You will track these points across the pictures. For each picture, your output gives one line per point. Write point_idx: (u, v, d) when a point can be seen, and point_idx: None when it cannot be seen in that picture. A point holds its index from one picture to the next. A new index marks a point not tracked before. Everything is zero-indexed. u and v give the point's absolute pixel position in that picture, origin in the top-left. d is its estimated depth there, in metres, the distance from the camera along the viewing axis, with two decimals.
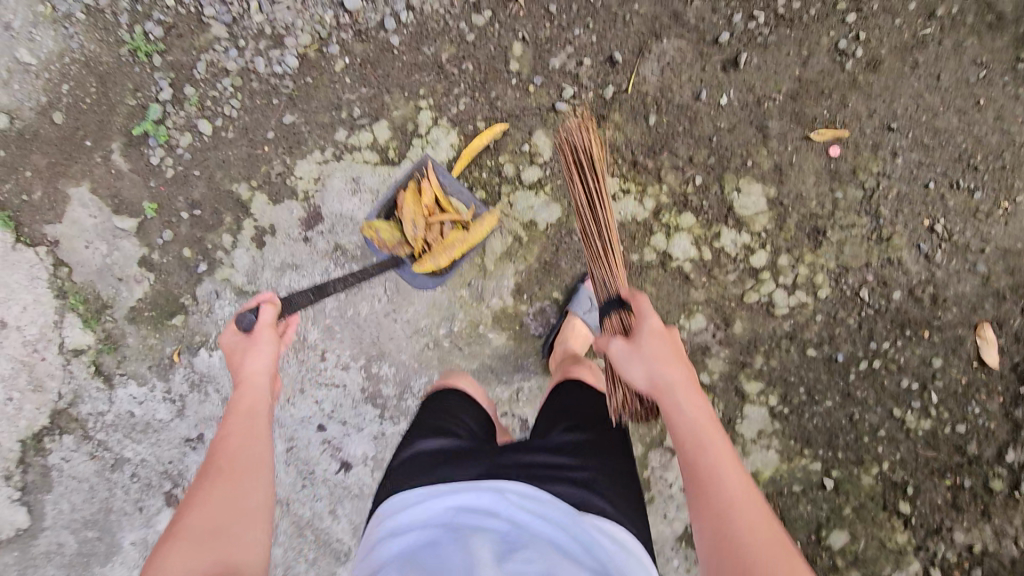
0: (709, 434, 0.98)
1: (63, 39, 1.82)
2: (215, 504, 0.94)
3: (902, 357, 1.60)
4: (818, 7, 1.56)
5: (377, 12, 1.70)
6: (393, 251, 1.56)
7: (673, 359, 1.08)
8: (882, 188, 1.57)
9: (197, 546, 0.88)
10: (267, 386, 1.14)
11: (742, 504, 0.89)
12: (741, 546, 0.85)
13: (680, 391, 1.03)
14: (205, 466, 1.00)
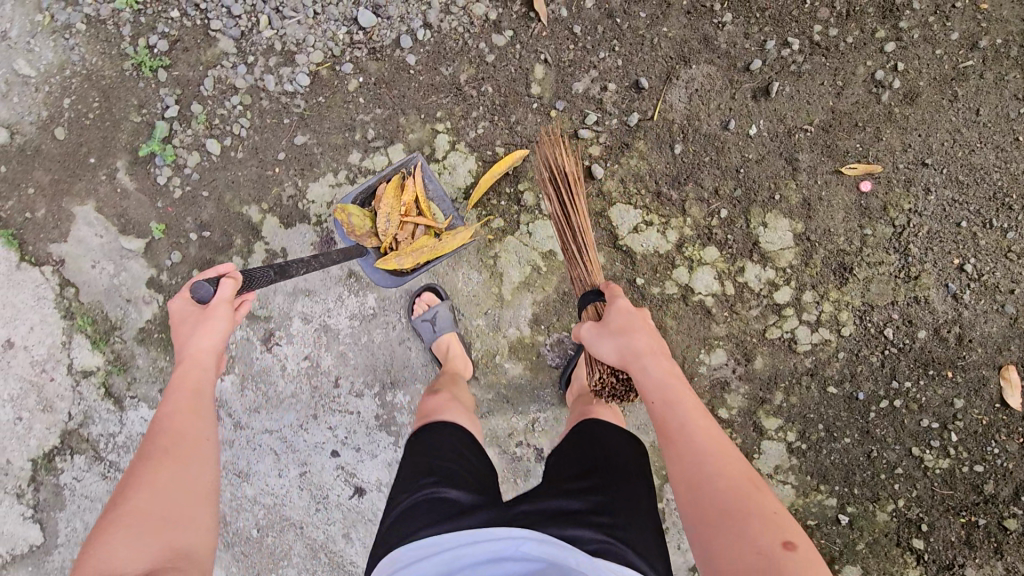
0: (677, 393, 1.09)
1: (63, 51, 1.76)
2: (162, 489, 1.03)
3: (924, 396, 1.59)
4: (856, 35, 1.49)
5: (393, 30, 1.63)
6: (360, 240, 1.52)
7: (640, 330, 1.19)
8: (913, 225, 1.53)
9: (142, 531, 0.97)
10: (213, 364, 1.22)
11: (707, 445, 1.00)
12: (711, 486, 0.94)
13: (646, 356, 1.14)
14: (146, 448, 1.08)
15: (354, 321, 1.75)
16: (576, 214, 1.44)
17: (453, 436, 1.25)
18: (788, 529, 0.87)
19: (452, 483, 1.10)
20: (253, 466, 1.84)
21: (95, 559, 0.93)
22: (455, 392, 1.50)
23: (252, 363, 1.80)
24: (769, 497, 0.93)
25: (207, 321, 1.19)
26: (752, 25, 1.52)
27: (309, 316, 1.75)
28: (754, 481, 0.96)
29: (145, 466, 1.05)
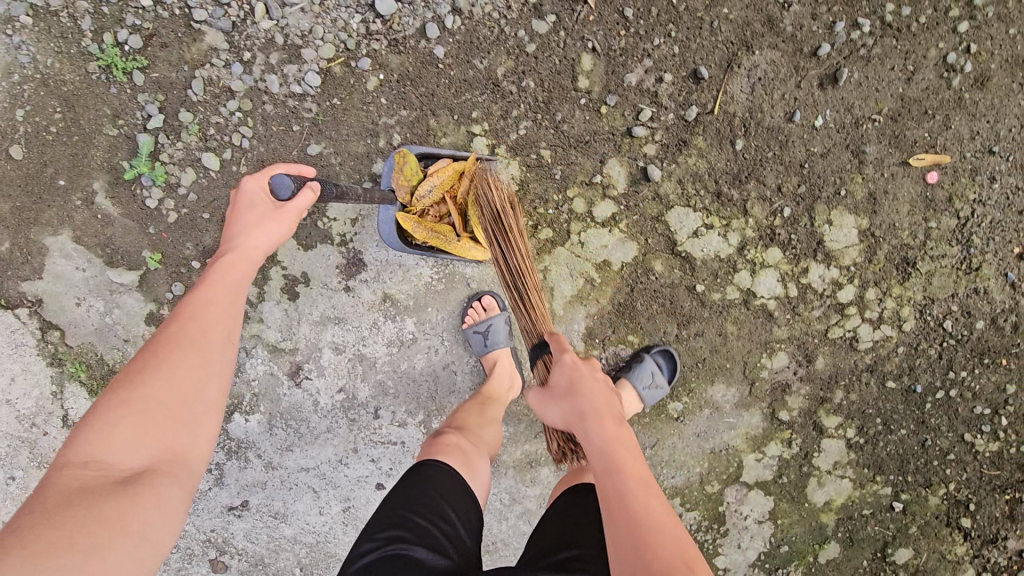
0: (616, 456, 1.01)
1: (8, 50, 1.46)
2: (175, 382, 0.89)
3: (978, 384, 1.59)
4: (928, 14, 1.38)
5: (416, 17, 1.42)
6: (396, 188, 1.36)
7: (584, 387, 1.14)
8: (977, 216, 1.48)
9: (142, 421, 0.85)
10: (257, 261, 1.09)
11: (641, 509, 0.92)
12: (640, 556, 0.85)
13: (590, 418, 1.08)
14: (173, 327, 0.94)
15: (391, 348, 1.60)
16: (513, 256, 1.35)
17: (440, 484, 1.08)
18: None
19: (422, 543, 0.97)
20: (289, 506, 1.70)
21: (89, 435, 0.82)
22: (472, 425, 1.34)
23: (280, 400, 1.63)
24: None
25: (271, 218, 1.09)
26: (819, 4, 1.39)
27: (341, 345, 1.60)
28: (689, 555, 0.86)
29: (165, 352, 0.91)
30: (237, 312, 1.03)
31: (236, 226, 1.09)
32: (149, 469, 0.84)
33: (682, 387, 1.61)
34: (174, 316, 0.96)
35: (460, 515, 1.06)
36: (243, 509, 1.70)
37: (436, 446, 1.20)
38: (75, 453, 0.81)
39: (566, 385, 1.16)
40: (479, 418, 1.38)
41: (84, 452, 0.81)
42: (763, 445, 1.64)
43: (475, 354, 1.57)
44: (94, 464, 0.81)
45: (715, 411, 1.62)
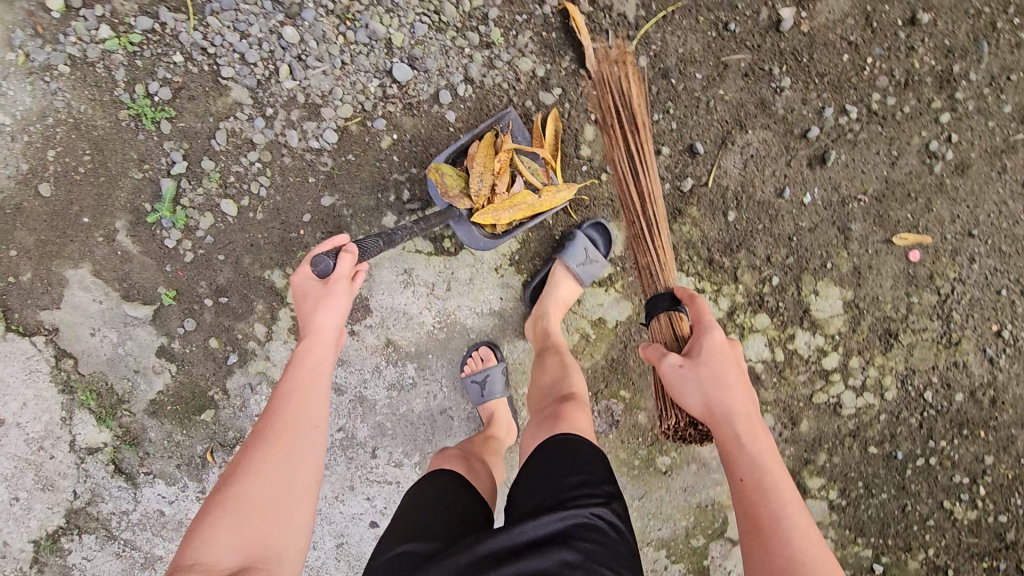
0: (771, 466, 1.02)
1: (43, 95, 1.54)
2: (264, 478, 1.00)
3: (957, 454, 1.63)
4: (913, 104, 1.47)
5: (430, 83, 1.51)
6: (452, 201, 1.40)
7: (734, 382, 1.12)
8: (957, 293, 1.55)
9: (238, 520, 0.95)
10: (333, 340, 1.19)
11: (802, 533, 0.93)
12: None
13: (740, 419, 1.08)
14: (263, 425, 1.07)
15: (391, 392, 1.65)
16: (647, 177, 1.51)
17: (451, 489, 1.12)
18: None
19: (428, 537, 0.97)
20: None
21: (197, 537, 0.93)
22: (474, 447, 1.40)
23: None
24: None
25: (326, 296, 1.15)
26: (810, 90, 1.48)
27: (343, 387, 1.65)
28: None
29: (254, 449, 1.03)
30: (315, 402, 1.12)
31: (301, 313, 1.18)
32: (246, 566, 0.93)
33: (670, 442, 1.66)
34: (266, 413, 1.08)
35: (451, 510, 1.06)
36: None
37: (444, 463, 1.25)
38: (184, 555, 0.91)
39: (713, 375, 1.14)
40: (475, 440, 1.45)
41: (192, 553, 0.92)
42: None
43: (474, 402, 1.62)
44: (199, 563, 0.90)
45: (701, 466, 1.67)
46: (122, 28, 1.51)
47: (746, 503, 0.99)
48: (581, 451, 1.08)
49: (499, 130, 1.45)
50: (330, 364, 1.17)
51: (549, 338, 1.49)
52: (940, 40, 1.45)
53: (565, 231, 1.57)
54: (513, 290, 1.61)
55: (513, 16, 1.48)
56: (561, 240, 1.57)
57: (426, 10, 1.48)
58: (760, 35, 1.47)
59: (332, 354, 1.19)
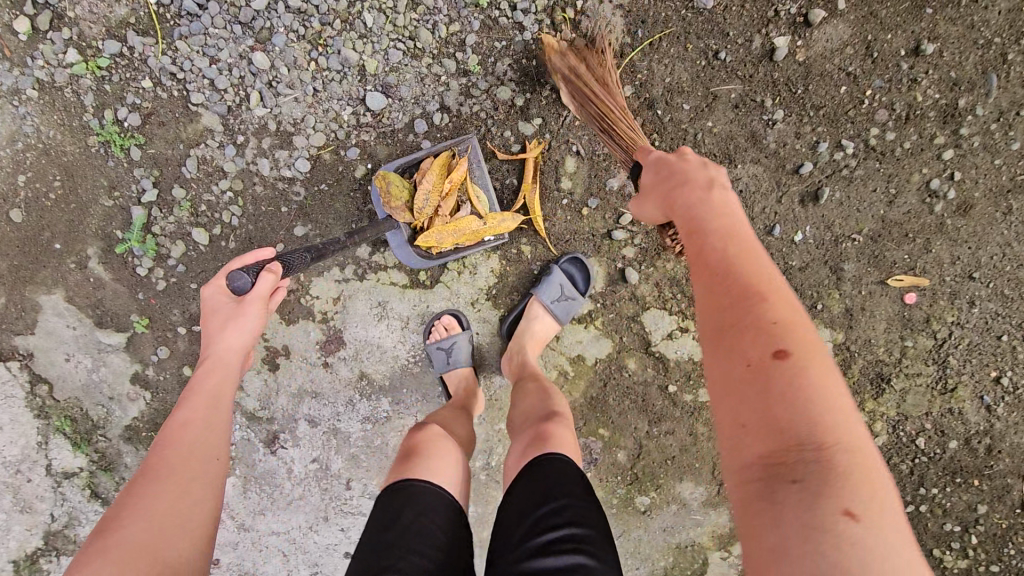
0: (703, 216, 0.91)
1: (12, 120, 1.51)
2: (160, 508, 0.89)
3: (949, 502, 1.55)
4: (914, 140, 1.40)
5: (405, 112, 1.46)
6: (392, 212, 1.37)
7: (674, 167, 1.03)
8: (954, 337, 1.47)
9: (127, 562, 0.81)
10: (237, 365, 1.15)
11: (730, 264, 0.82)
12: (719, 308, 0.79)
13: (675, 189, 0.99)
14: (156, 459, 0.97)
15: (366, 425, 1.61)
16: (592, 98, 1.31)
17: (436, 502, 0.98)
18: (794, 341, 0.72)
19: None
20: (259, 567, 1.71)
21: None
22: (454, 426, 1.25)
23: (254, 466, 1.65)
24: (784, 309, 0.75)
25: (238, 315, 1.13)
26: (804, 124, 1.41)
27: (316, 419, 1.61)
28: (773, 298, 0.77)
29: (146, 482, 0.93)
30: (219, 425, 1.07)
31: (206, 336, 1.15)
32: None
33: (650, 482, 1.60)
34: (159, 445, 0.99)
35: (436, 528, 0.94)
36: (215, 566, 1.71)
37: (424, 454, 1.07)
38: None
39: (653, 180, 1.06)
40: (461, 421, 1.30)
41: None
42: (729, 544, 1.63)
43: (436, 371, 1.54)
44: None
45: (681, 507, 1.61)
46: (89, 51, 1.47)
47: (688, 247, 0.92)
48: (572, 477, 0.95)
49: (457, 153, 1.42)
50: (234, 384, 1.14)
51: (527, 365, 1.41)
52: (945, 71, 1.37)
53: (542, 265, 1.52)
54: (490, 325, 1.57)
55: (492, 42, 1.42)
56: (538, 274, 1.52)
57: (401, 36, 1.43)
58: (753, 64, 1.40)
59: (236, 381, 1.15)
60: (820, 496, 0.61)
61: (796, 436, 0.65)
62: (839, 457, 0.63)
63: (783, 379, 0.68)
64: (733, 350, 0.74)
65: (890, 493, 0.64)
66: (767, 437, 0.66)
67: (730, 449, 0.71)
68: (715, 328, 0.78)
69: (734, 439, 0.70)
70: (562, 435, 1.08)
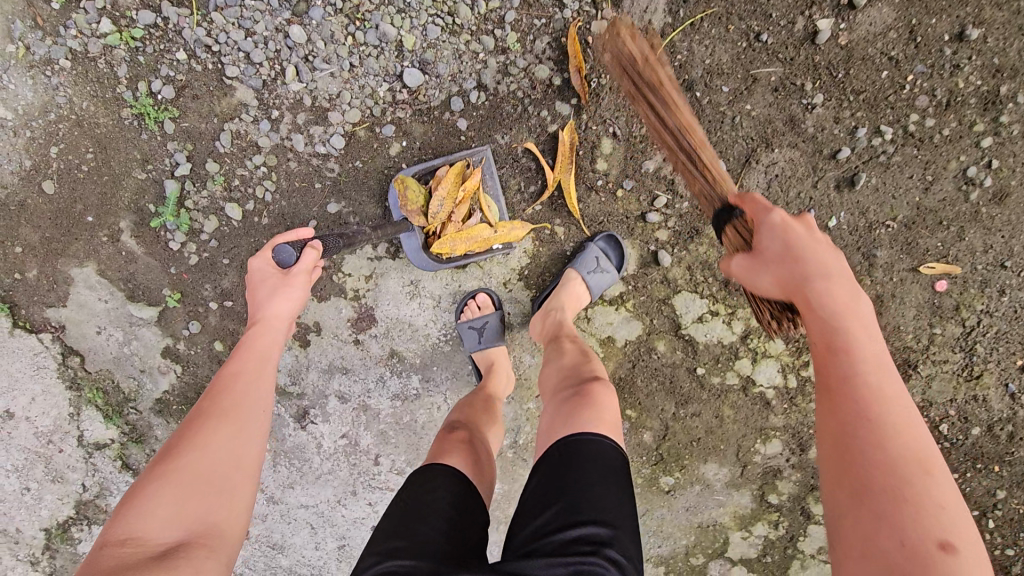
0: (853, 337, 0.86)
1: (46, 90, 1.50)
2: (207, 449, 0.94)
3: (968, 487, 1.57)
4: (953, 126, 1.40)
5: (442, 90, 1.45)
6: (408, 216, 1.42)
7: (809, 253, 0.95)
8: (983, 325, 1.48)
9: (178, 494, 0.89)
10: (283, 331, 1.15)
11: (884, 409, 0.80)
12: (872, 454, 0.77)
13: (815, 281, 0.91)
14: (206, 402, 1.00)
15: (396, 402, 1.63)
16: (670, 112, 1.40)
17: (446, 487, 0.96)
18: (949, 527, 0.71)
19: (414, 551, 0.84)
20: (287, 539, 1.72)
21: (126, 515, 0.86)
22: (475, 421, 1.24)
23: (284, 440, 1.66)
24: (938, 485, 0.74)
25: (283, 286, 1.11)
26: (843, 109, 1.41)
27: (346, 395, 1.63)
28: (926, 465, 0.75)
29: (195, 422, 0.97)
30: (264, 378, 1.08)
31: (254, 302, 1.13)
32: (180, 543, 0.86)
33: (675, 463, 1.62)
34: (211, 390, 1.02)
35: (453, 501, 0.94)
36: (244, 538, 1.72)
37: (443, 448, 1.09)
38: (115, 531, 0.85)
39: (776, 254, 0.98)
40: (484, 412, 1.30)
41: (125, 526, 0.86)
42: (750, 524, 1.66)
43: (467, 350, 1.56)
44: (132, 540, 0.84)
45: (705, 488, 1.63)
46: (123, 21, 1.46)
47: (823, 372, 0.87)
48: (601, 463, 0.90)
49: (471, 163, 1.45)
50: (277, 348, 1.13)
51: (563, 328, 1.40)
52: (989, 57, 1.37)
53: (577, 244, 1.53)
54: (521, 305, 1.59)
55: (531, 19, 1.41)
56: (572, 255, 1.53)
57: (438, 12, 1.42)
58: (795, 47, 1.39)
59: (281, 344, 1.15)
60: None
61: None
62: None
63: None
64: (884, 523, 0.72)
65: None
66: None
67: None
68: (860, 486, 0.76)
69: None
70: (599, 405, 1.03)
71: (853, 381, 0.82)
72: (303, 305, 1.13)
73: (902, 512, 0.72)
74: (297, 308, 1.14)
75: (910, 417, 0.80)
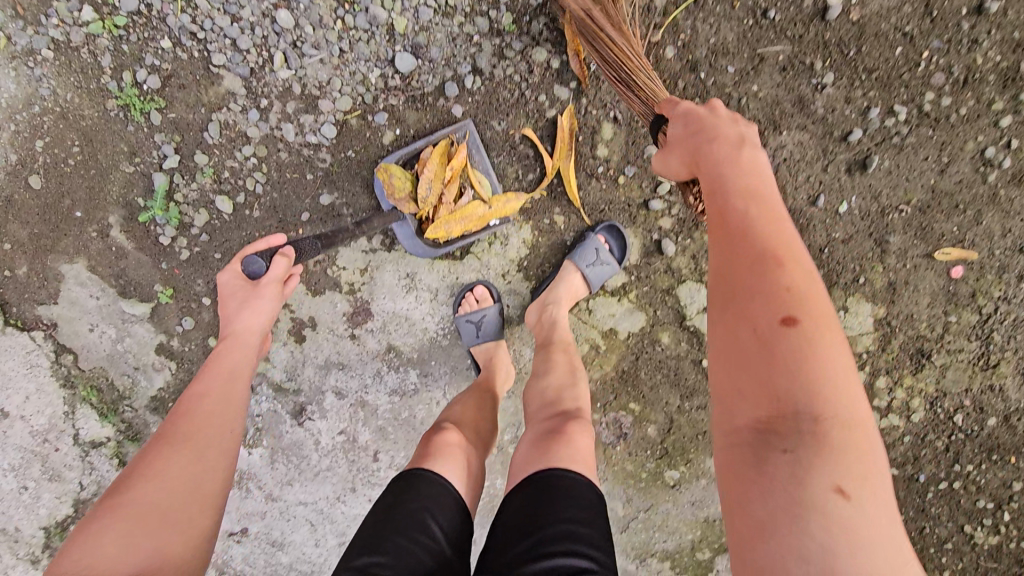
0: (733, 175, 0.88)
1: (29, 81, 1.46)
2: (165, 475, 0.89)
3: (984, 479, 1.52)
4: (970, 105, 1.34)
5: (436, 75, 1.40)
6: (397, 204, 1.38)
7: (702, 120, 0.98)
8: (1000, 313, 1.42)
9: (129, 522, 0.83)
10: (256, 345, 1.13)
11: (757, 227, 0.80)
12: (738, 267, 0.77)
13: (707, 145, 0.93)
14: (169, 424, 0.97)
15: (394, 398, 1.60)
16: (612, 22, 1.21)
17: (433, 497, 0.93)
18: (803, 310, 0.72)
19: (395, 567, 0.82)
20: (287, 536, 1.70)
21: (73, 548, 0.80)
22: (470, 420, 1.20)
23: (281, 437, 1.63)
24: (800, 280, 0.75)
25: (254, 295, 1.09)
26: (855, 88, 1.35)
27: (343, 391, 1.59)
28: (790, 264, 0.76)
29: (157, 445, 0.93)
30: (235, 396, 1.04)
31: (226, 315, 1.11)
32: None
33: (680, 456, 1.58)
34: (175, 412, 0.99)
35: (434, 520, 0.90)
36: (243, 535, 1.70)
37: (434, 446, 1.04)
38: (60, 568, 0.78)
39: (679, 127, 1.01)
40: (481, 411, 1.26)
41: (67, 568, 0.78)
42: None
43: (465, 343, 1.52)
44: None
45: (711, 481, 1.60)
46: (105, 9, 1.41)
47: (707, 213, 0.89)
48: (580, 496, 0.87)
49: (455, 140, 1.40)
50: (251, 365, 1.11)
51: (555, 333, 1.37)
52: (1009, 32, 1.30)
53: (576, 234, 1.48)
54: (520, 297, 1.54)
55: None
56: (572, 245, 1.48)
57: None
58: (804, 23, 1.33)
59: (253, 361, 1.13)
60: (812, 475, 0.65)
61: (789, 404, 0.67)
62: (831, 431, 0.66)
63: (789, 351, 0.70)
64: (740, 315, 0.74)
65: (867, 453, 0.67)
66: (764, 409, 0.69)
67: (724, 413, 0.74)
68: (726, 299, 0.77)
69: (729, 402, 0.73)
70: (574, 440, 0.99)
71: (727, 211, 0.83)
72: (275, 317, 1.12)
73: (758, 300, 0.73)
74: (271, 319, 1.13)
75: (779, 223, 0.81)
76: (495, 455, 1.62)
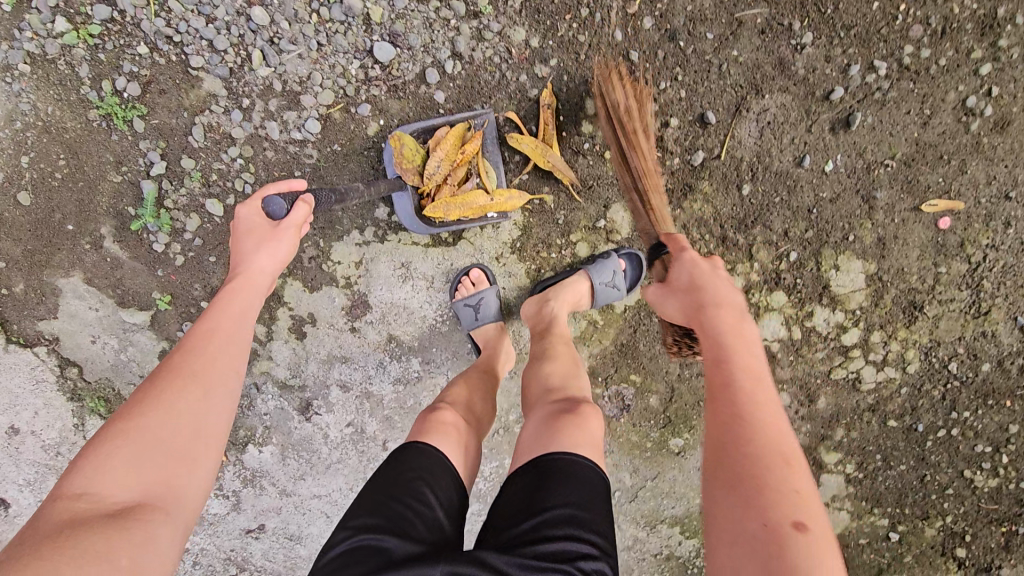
0: (732, 345, 0.89)
1: (8, 97, 1.45)
2: (175, 413, 0.89)
3: (981, 424, 1.55)
4: (950, 56, 1.34)
5: (416, 62, 1.40)
6: (402, 174, 1.35)
7: (707, 281, 1.00)
8: (989, 260, 1.44)
9: (140, 449, 0.84)
10: (262, 292, 1.11)
11: (760, 416, 0.81)
12: (743, 451, 0.77)
13: (711, 308, 0.95)
14: (177, 358, 0.95)
15: (398, 386, 1.62)
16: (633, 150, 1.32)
17: (431, 470, 0.95)
18: (807, 513, 0.71)
19: (392, 530, 0.83)
20: (304, 529, 1.73)
21: (82, 469, 0.81)
22: (464, 399, 1.21)
23: (291, 433, 1.65)
24: (802, 481, 0.75)
25: (269, 240, 1.09)
26: (834, 47, 1.35)
27: (348, 383, 1.61)
28: (793, 465, 0.76)
29: (163, 378, 0.92)
30: (240, 337, 1.03)
31: (237, 254, 1.10)
32: (138, 504, 0.81)
33: (683, 424, 1.61)
34: (181, 346, 0.97)
35: (432, 492, 0.92)
36: (261, 532, 1.73)
37: (431, 423, 1.06)
38: (69, 486, 0.79)
39: (686, 280, 1.03)
40: (476, 391, 1.27)
41: (79, 484, 0.80)
42: None
43: (464, 327, 1.54)
44: (88, 495, 0.79)
45: None
46: (79, 18, 1.40)
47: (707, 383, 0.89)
48: (587, 480, 0.89)
49: (472, 126, 1.40)
50: (256, 309, 1.09)
51: (557, 324, 1.37)
52: None
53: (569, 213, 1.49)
54: (515, 279, 1.56)
55: None
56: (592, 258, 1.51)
57: None
58: None
59: (259, 303, 1.11)
60: None
61: None
62: None
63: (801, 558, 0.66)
64: (744, 504, 0.72)
65: None
66: None
67: None
68: (730, 479, 0.76)
69: None
70: (586, 426, 0.99)
71: (731, 389, 0.84)
72: (283, 263, 1.10)
73: (763, 494, 0.72)
74: (282, 264, 1.12)
75: (782, 422, 0.82)
76: (501, 436, 1.64)
